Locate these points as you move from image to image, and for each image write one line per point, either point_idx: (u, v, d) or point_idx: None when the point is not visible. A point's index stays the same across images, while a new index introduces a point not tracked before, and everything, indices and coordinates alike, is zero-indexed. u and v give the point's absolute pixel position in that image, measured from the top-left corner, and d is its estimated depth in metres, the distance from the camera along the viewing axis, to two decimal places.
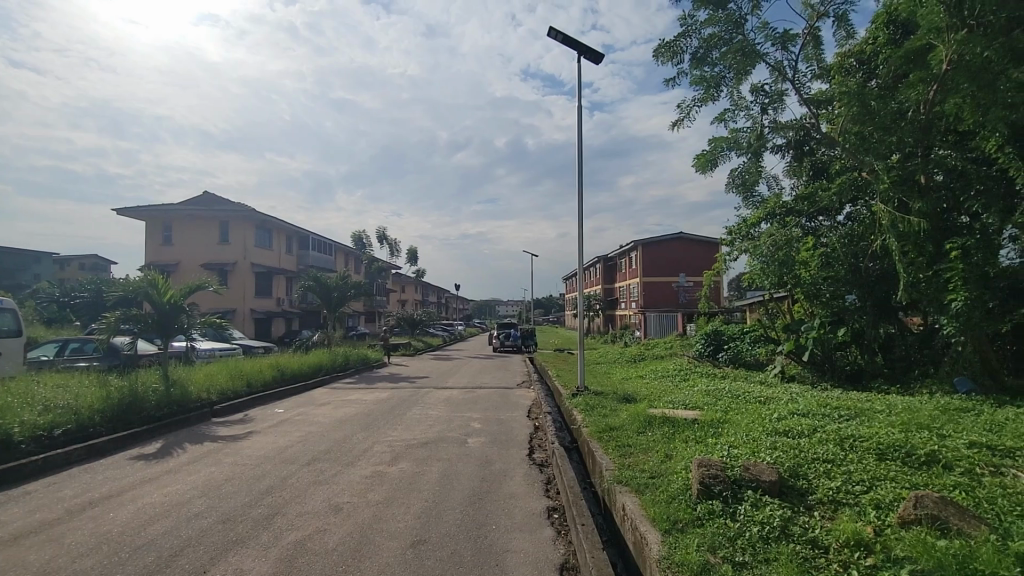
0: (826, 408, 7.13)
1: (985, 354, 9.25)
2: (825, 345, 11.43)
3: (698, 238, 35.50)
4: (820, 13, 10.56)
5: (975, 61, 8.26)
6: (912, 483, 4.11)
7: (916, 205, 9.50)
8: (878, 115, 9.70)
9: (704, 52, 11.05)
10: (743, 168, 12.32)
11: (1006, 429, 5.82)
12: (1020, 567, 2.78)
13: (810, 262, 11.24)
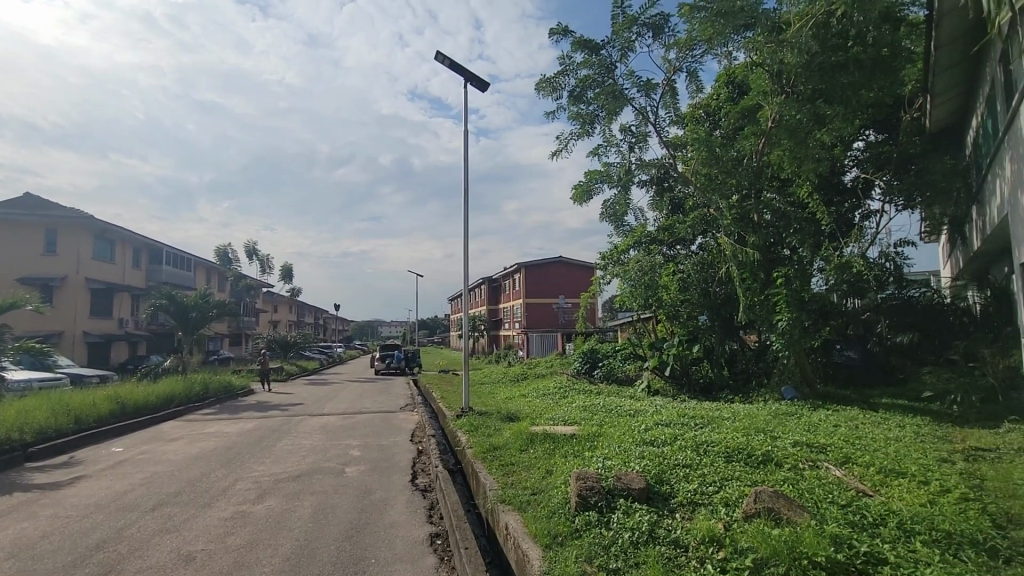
0: (685, 417, 7.91)
1: (803, 365, 11.01)
2: (683, 360, 12.79)
3: (576, 262, 37.59)
4: (676, 68, 12.01)
5: (792, 122, 10.31)
6: (752, 480, 4.71)
7: (751, 238, 11.17)
8: (721, 160, 11.39)
9: (580, 91, 11.96)
10: (614, 200, 13.43)
11: (820, 429, 6.92)
12: (833, 547, 3.30)
13: (671, 285, 12.44)
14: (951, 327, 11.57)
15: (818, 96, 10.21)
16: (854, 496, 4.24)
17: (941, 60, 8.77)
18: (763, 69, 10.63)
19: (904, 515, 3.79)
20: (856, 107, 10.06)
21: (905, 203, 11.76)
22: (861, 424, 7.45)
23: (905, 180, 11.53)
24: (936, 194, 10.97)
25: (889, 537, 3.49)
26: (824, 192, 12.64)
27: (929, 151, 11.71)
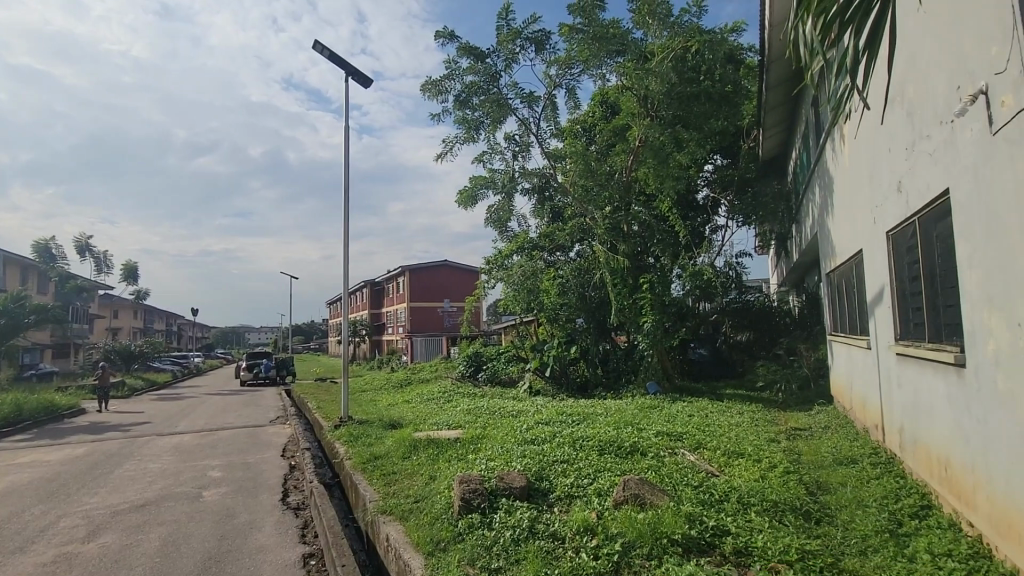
0: (562, 415, 8.34)
1: (664, 362, 12.15)
2: (561, 360, 13.44)
3: (461, 266, 37.61)
4: (557, 83, 12.65)
5: (656, 143, 11.41)
6: (621, 470, 5.10)
7: (621, 247, 12.10)
8: (596, 173, 12.13)
9: (465, 96, 12.12)
10: (498, 206, 13.75)
11: (678, 419, 7.74)
12: (688, 524, 3.69)
13: (552, 289, 13.08)
14: (778, 327, 13.49)
15: (678, 123, 11.54)
16: (704, 477, 4.79)
17: (771, 100, 10.31)
18: (632, 93, 11.60)
19: (742, 490, 4.36)
20: (706, 133, 11.52)
21: (744, 220, 13.64)
22: (710, 413, 8.44)
23: (745, 200, 13.41)
24: (766, 214, 13.07)
25: (731, 511, 3.99)
26: (681, 207, 14.20)
27: (762, 176, 13.77)
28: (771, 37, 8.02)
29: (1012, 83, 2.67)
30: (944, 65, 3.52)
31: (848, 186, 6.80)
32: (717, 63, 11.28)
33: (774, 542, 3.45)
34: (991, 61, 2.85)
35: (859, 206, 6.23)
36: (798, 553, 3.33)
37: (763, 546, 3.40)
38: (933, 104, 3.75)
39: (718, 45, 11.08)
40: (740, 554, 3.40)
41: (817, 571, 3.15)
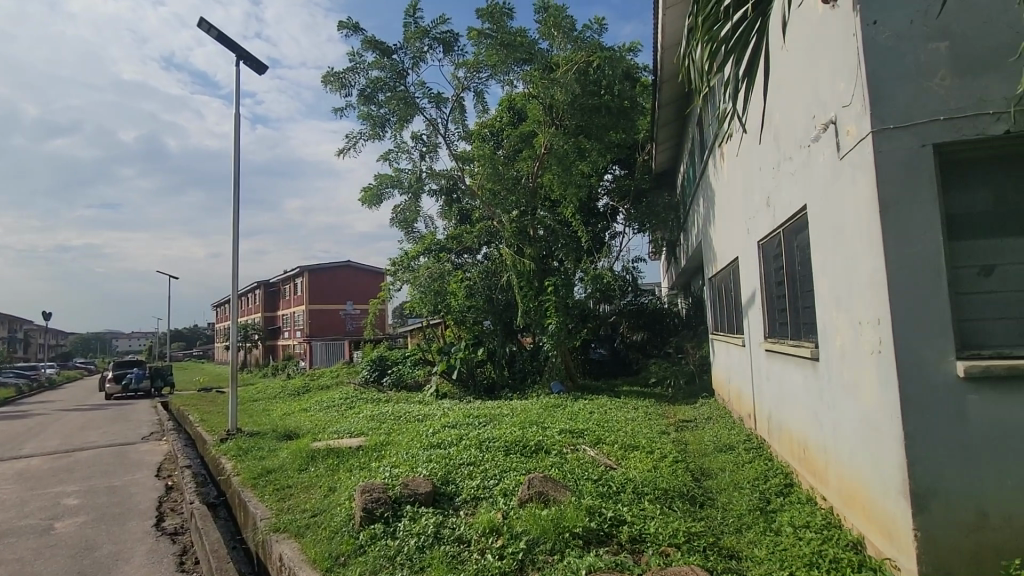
0: (469, 417, 8.35)
1: (567, 362, 12.62)
2: (468, 363, 13.43)
3: (365, 267, 36.20)
4: (465, 86, 12.67)
5: (561, 151, 11.89)
6: (526, 469, 5.21)
7: (527, 251, 12.37)
8: (503, 177, 12.38)
9: (370, 92, 11.74)
10: (404, 205, 13.46)
11: (579, 416, 8.06)
12: (588, 517, 3.85)
13: (459, 292, 13.04)
14: (668, 327, 14.56)
15: (580, 133, 12.16)
16: (603, 471, 5.04)
17: (663, 117, 11.14)
18: (538, 101, 12.01)
19: (637, 480, 4.65)
20: (606, 143, 12.21)
21: (639, 226, 14.61)
22: (609, 409, 8.89)
23: (640, 209, 14.38)
24: (658, 223, 14.12)
25: (627, 501, 4.24)
26: (583, 214, 14.92)
27: (655, 187, 14.87)
28: (663, 58, 8.66)
29: (854, 115, 3.11)
30: (803, 96, 4.01)
31: (726, 199, 7.54)
32: (617, 80, 11.91)
33: (665, 528, 3.71)
34: (840, 95, 3.30)
35: (736, 217, 6.92)
36: (686, 536, 3.61)
37: (655, 532, 3.64)
38: (794, 129, 4.26)
39: (617, 62, 11.73)
40: (634, 541, 3.61)
41: (701, 551, 3.44)
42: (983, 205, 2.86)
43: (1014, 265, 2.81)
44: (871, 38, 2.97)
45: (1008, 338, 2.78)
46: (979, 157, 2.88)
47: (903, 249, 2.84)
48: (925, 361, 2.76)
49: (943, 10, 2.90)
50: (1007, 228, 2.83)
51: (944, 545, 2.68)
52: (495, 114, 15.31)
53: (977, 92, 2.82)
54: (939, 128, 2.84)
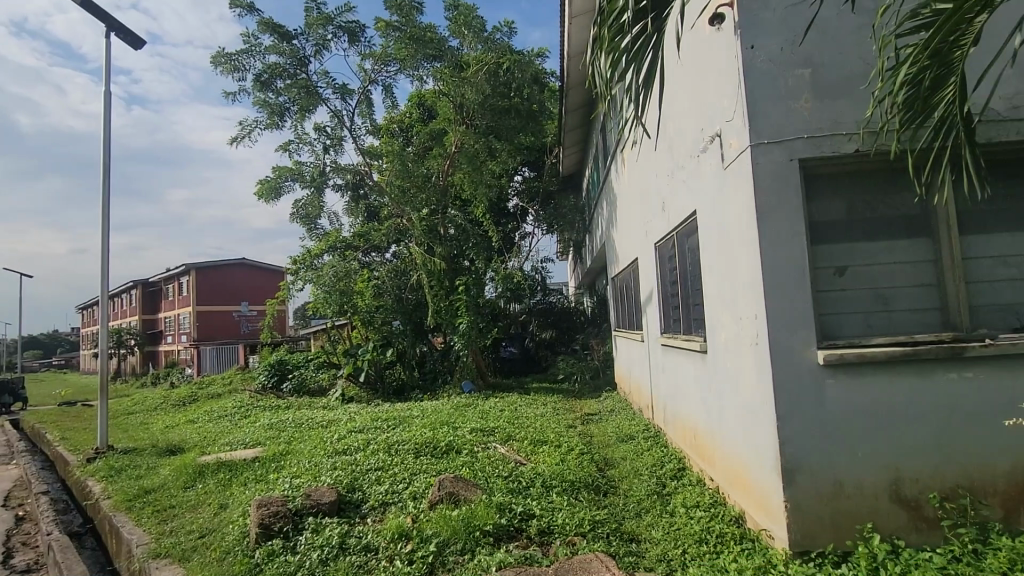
0: (377, 421, 8.09)
1: (478, 361, 12.65)
2: (376, 365, 12.98)
3: (262, 265, 33.72)
4: (372, 79, 12.25)
5: (471, 150, 12.09)
6: (436, 470, 5.16)
7: (438, 250, 12.22)
8: (412, 175, 12.13)
9: (268, 78, 10.97)
10: (306, 200, 12.73)
11: (489, 414, 8.11)
12: (498, 514, 3.89)
13: (366, 291, 12.58)
14: (575, 325, 15.13)
15: (490, 133, 12.27)
16: (513, 467, 5.13)
17: (569, 123, 11.56)
18: (448, 99, 11.98)
19: (545, 474, 4.78)
20: (516, 145, 12.41)
21: (548, 227, 15.04)
22: (519, 406, 9.04)
23: (548, 210, 14.82)
24: (565, 224, 14.65)
25: (536, 495, 4.35)
26: (493, 214, 15.11)
27: (562, 189, 15.41)
28: (569, 66, 8.98)
29: (736, 129, 3.42)
30: (693, 109, 4.35)
31: (626, 202, 7.98)
32: (526, 83, 12.15)
33: (572, 518, 3.86)
34: (724, 110, 3.62)
35: (635, 220, 7.35)
36: (591, 524, 3.78)
37: (562, 523, 3.77)
38: (686, 139, 4.60)
39: (526, 66, 11.98)
40: (543, 534, 3.71)
41: (604, 537, 3.62)
42: (838, 214, 3.28)
43: (862, 266, 3.25)
44: (749, 60, 3.30)
45: (858, 330, 3.21)
46: (836, 171, 3.29)
47: (776, 251, 3.18)
48: (793, 351, 3.12)
49: (807, 41, 3.29)
50: (856, 234, 3.27)
51: (809, 513, 3.04)
52: (404, 110, 15.00)
53: (833, 114, 3.23)
54: (804, 145, 3.21)
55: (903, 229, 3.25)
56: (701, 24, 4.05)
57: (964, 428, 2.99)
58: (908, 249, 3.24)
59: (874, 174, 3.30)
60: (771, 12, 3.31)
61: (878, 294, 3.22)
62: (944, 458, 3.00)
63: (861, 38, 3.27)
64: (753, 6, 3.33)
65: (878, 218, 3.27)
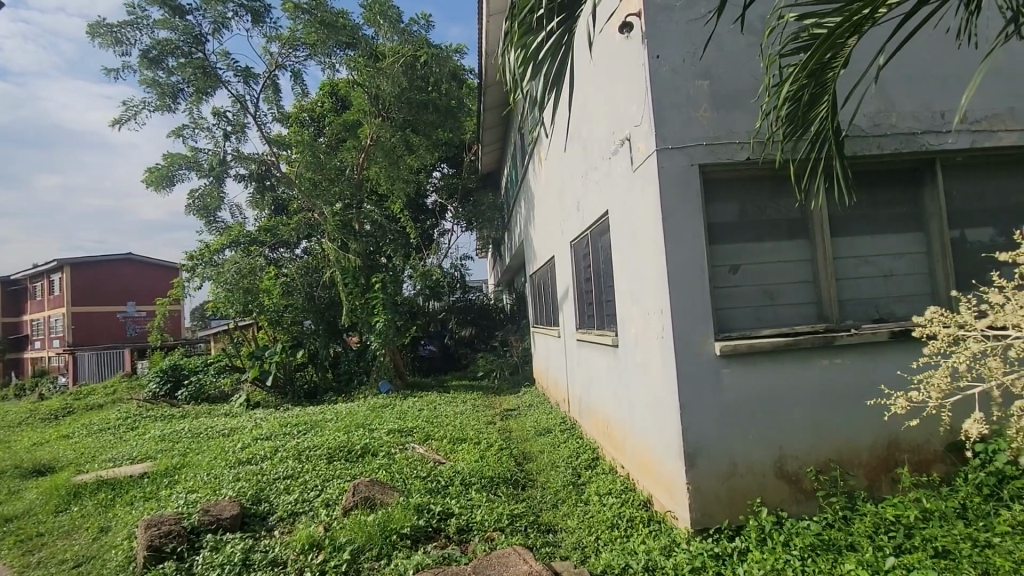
0: (286, 426, 7.64)
1: (396, 360, 12.32)
2: (286, 367, 12.15)
3: (152, 260, 30.58)
4: (279, 63, 11.48)
5: (387, 143, 11.82)
6: (351, 475, 4.97)
7: (352, 246, 11.72)
8: (324, 167, 11.63)
9: (157, 54, 9.95)
10: (204, 190, 11.71)
11: (407, 415, 7.95)
12: (416, 515, 3.83)
13: (273, 290, 11.80)
14: (494, 322, 15.26)
15: (407, 127, 12.02)
16: (432, 467, 5.07)
17: (488, 121, 11.61)
18: (363, 90, 11.61)
19: (464, 472, 4.77)
20: (434, 141, 12.26)
21: (467, 224, 15.01)
22: (438, 405, 8.94)
23: (467, 208, 14.82)
24: (484, 222, 14.70)
25: (455, 493, 4.34)
26: (411, 210, 14.84)
27: (481, 187, 15.46)
28: (487, 63, 9.01)
29: (644, 134, 3.61)
30: (604, 114, 4.54)
31: (543, 202, 8.16)
32: (443, 78, 12.02)
33: (490, 514, 3.88)
34: (632, 115, 3.81)
35: (551, 219, 7.53)
36: (509, 518, 3.83)
37: (481, 519, 3.79)
38: (598, 142, 4.78)
39: (444, 61, 11.86)
40: (462, 532, 3.71)
41: (522, 531, 3.68)
42: (733, 217, 3.57)
43: (752, 265, 3.56)
44: (655, 69, 3.49)
45: (749, 323, 3.51)
46: (730, 177, 3.58)
47: (678, 250, 3.40)
48: (694, 344, 3.35)
49: (706, 55, 3.54)
50: (748, 235, 3.57)
51: (707, 493, 3.30)
52: (315, 98, 14.28)
53: (729, 124, 3.50)
54: (704, 151, 3.46)
55: (786, 231, 3.60)
56: (611, 32, 4.22)
57: (835, 409, 3.37)
58: (791, 249, 3.59)
59: (763, 181, 3.62)
60: (674, 25, 3.53)
61: (766, 290, 3.55)
62: (819, 437, 3.37)
63: (751, 55, 3.57)
64: (658, 18, 3.53)
65: (766, 221, 3.59)
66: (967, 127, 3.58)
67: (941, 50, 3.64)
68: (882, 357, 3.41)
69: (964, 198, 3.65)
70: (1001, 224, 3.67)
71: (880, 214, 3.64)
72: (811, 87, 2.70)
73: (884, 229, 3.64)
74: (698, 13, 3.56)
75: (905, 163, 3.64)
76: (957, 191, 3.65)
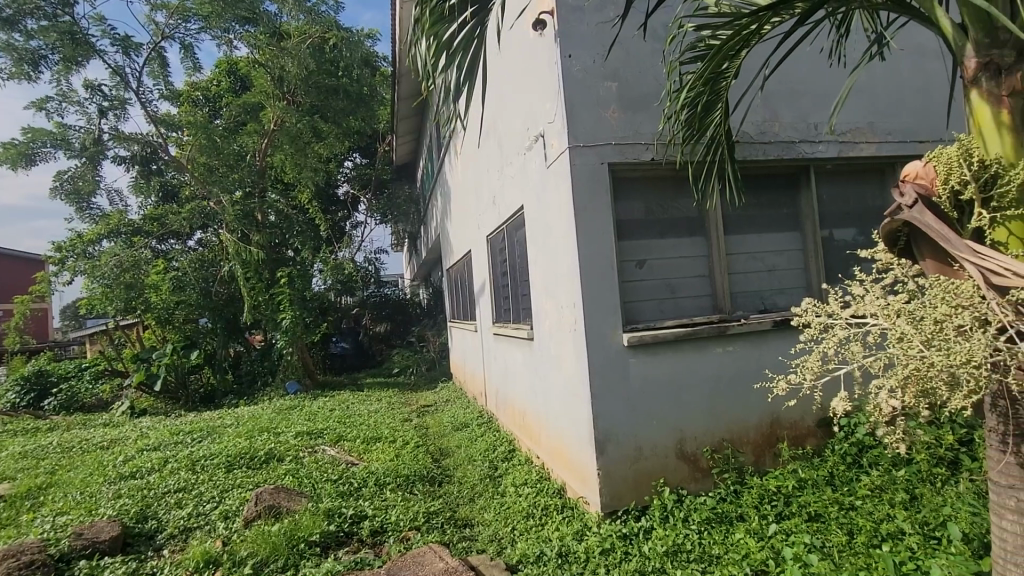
0: (178, 434, 6.97)
1: (304, 360, 11.61)
2: (178, 370, 10.98)
3: (7, 253, 26.47)
4: (165, 35, 10.36)
5: (292, 129, 11.07)
6: (254, 483, 4.63)
7: (254, 238, 10.87)
8: (221, 152, 10.81)
9: (12, 14, 8.64)
10: (74, 172, 10.31)
11: (318, 416, 7.56)
12: (327, 521, 3.67)
13: (161, 285, 10.66)
14: (410, 317, 15.01)
15: (315, 112, 11.41)
16: (344, 469, 4.86)
17: (402, 111, 11.30)
18: (264, 70, 10.80)
19: (379, 472, 4.64)
20: (345, 130, 11.75)
21: (381, 217, 14.55)
22: (350, 404, 8.59)
23: (381, 200, 14.38)
24: (399, 215, 14.34)
25: (369, 494, 4.21)
26: (321, 201, 14.09)
27: (396, 179, 15.05)
28: (400, 51, 8.72)
29: (557, 131, 3.70)
30: (519, 109, 4.59)
31: (459, 195, 8.10)
32: (355, 64, 11.55)
33: (406, 513, 3.82)
34: (546, 112, 3.88)
35: (467, 213, 7.50)
36: (425, 516, 3.79)
37: (396, 520, 3.71)
38: (513, 137, 4.83)
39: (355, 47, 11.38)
40: (376, 534, 3.61)
41: (439, 527, 3.66)
42: (639, 214, 3.77)
43: (656, 259, 3.79)
44: (567, 68, 3.59)
45: (653, 315, 3.73)
46: (636, 176, 3.76)
47: (589, 245, 3.53)
48: (604, 335, 3.50)
49: (613, 57, 3.69)
50: (652, 232, 3.79)
51: (616, 477, 3.47)
52: (210, 77, 13.09)
53: (635, 126, 3.68)
54: (612, 151, 3.61)
55: (686, 229, 3.86)
56: (525, 29, 4.27)
57: (728, 393, 3.68)
58: (690, 246, 3.86)
59: (666, 181, 3.84)
60: (584, 26, 3.64)
61: (668, 284, 3.79)
62: (714, 419, 3.66)
63: (655, 61, 3.78)
64: (569, 18, 3.62)
65: (668, 219, 3.82)
66: (835, 138, 4.04)
67: (815, 68, 4.07)
68: (766, 345, 3.78)
69: (832, 201, 4.12)
70: (860, 226, 4.19)
71: (765, 214, 4.01)
72: (707, 94, 2.89)
73: (768, 228, 4.01)
74: (607, 16, 3.70)
75: (786, 168, 4.04)
76: (827, 195, 4.11)
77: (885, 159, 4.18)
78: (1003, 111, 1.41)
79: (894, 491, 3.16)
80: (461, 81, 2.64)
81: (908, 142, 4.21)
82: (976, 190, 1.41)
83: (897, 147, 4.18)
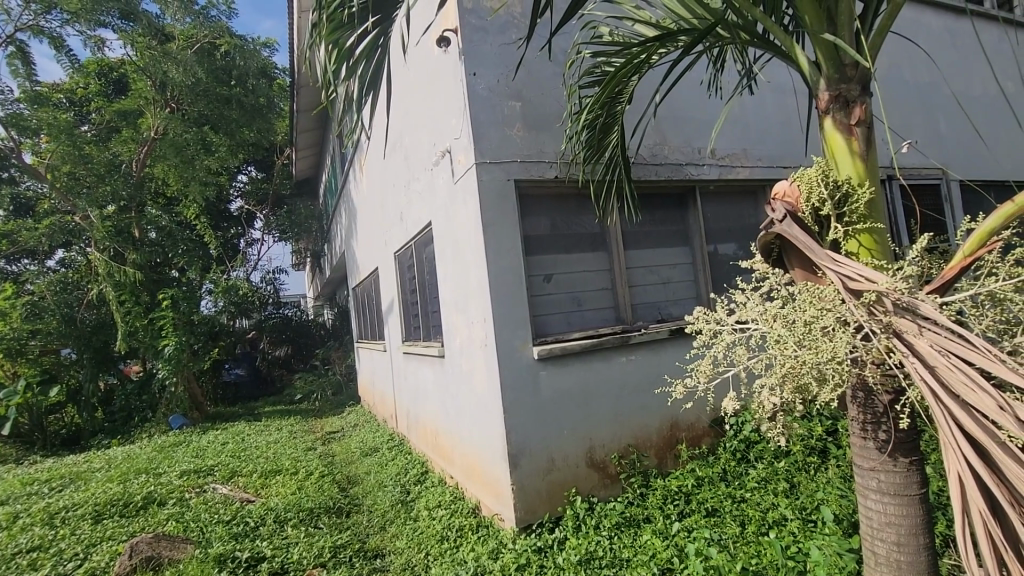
0: (32, 484, 5.98)
1: (191, 390, 10.45)
2: (32, 411, 9.44)
3: None
4: (21, 26, 9.02)
5: (178, 139, 10.25)
6: (127, 534, 4.06)
7: (130, 256, 9.70)
8: (90, 160, 9.66)
9: None
10: None
11: (207, 452, 6.85)
12: (217, 568, 3.31)
13: (10, 312, 9.20)
14: (313, 339, 14.25)
15: (204, 122, 10.62)
16: (239, 508, 4.41)
17: (301, 124, 10.74)
18: (145, 75, 9.96)
19: (279, 508, 4.29)
20: (238, 142, 11.03)
21: (279, 234, 13.69)
22: (246, 436, 7.90)
23: (280, 215, 13.52)
24: (301, 232, 13.63)
25: (269, 533, 3.88)
26: (212, 215, 13.00)
27: (297, 194, 14.33)
28: (298, 61, 8.33)
29: (464, 147, 3.73)
30: (425, 123, 4.55)
31: (365, 211, 7.85)
32: (250, 73, 10.89)
33: (309, 550, 3.56)
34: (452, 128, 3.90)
35: (374, 229, 7.28)
36: (331, 551, 3.56)
37: (299, 558, 3.45)
38: (420, 152, 4.80)
39: (249, 54, 10.78)
40: None
41: (347, 562, 3.45)
42: (545, 229, 3.87)
43: (563, 273, 3.91)
44: (474, 87, 3.66)
45: (561, 327, 3.84)
46: (541, 192, 3.88)
47: (498, 259, 3.57)
48: (514, 348, 3.55)
49: (517, 78, 3.81)
50: (558, 245, 3.91)
51: (530, 490, 3.49)
52: (76, 78, 11.64)
53: (539, 145, 3.81)
54: (517, 167, 3.70)
55: (590, 244, 4.02)
56: (430, 44, 4.28)
57: (632, 399, 3.87)
58: (593, 259, 4.02)
59: (569, 197, 3.98)
60: (488, 46, 3.74)
61: (574, 296, 3.92)
62: (620, 425, 3.82)
63: (556, 84, 3.95)
64: (473, 38, 3.70)
65: (571, 233, 3.96)
66: (717, 162, 4.46)
67: (697, 98, 4.50)
68: (665, 352, 4.04)
69: (715, 219, 4.51)
70: (740, 241, 4.64)
71: (658, 230, 4.30)
72: (604, 117, 3.05)
73: (661, 243, 4.31)
74: (509, 38, 3.83)
75: (676, 189, 4.38)
76: (711, 213, 4.51)
77: (758, 181, 4.68)
78: (852, 138, 1.63)
79: (777, 481, 3.48)
80: (364, 91, 2.55)
81: (776, 166, 4.77)
82: (833, 207, 1.60)
83: (767, 171, 4.71)
